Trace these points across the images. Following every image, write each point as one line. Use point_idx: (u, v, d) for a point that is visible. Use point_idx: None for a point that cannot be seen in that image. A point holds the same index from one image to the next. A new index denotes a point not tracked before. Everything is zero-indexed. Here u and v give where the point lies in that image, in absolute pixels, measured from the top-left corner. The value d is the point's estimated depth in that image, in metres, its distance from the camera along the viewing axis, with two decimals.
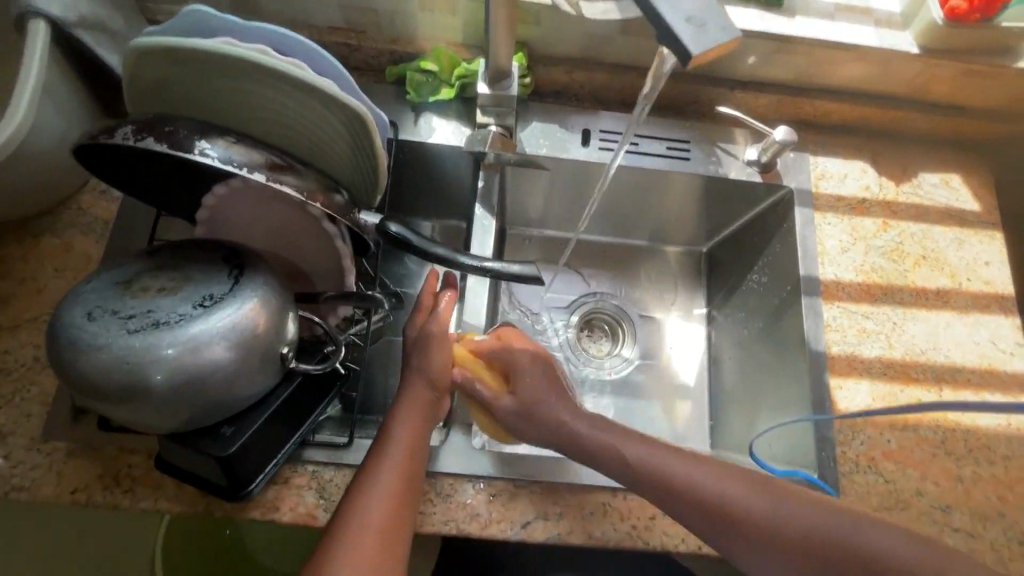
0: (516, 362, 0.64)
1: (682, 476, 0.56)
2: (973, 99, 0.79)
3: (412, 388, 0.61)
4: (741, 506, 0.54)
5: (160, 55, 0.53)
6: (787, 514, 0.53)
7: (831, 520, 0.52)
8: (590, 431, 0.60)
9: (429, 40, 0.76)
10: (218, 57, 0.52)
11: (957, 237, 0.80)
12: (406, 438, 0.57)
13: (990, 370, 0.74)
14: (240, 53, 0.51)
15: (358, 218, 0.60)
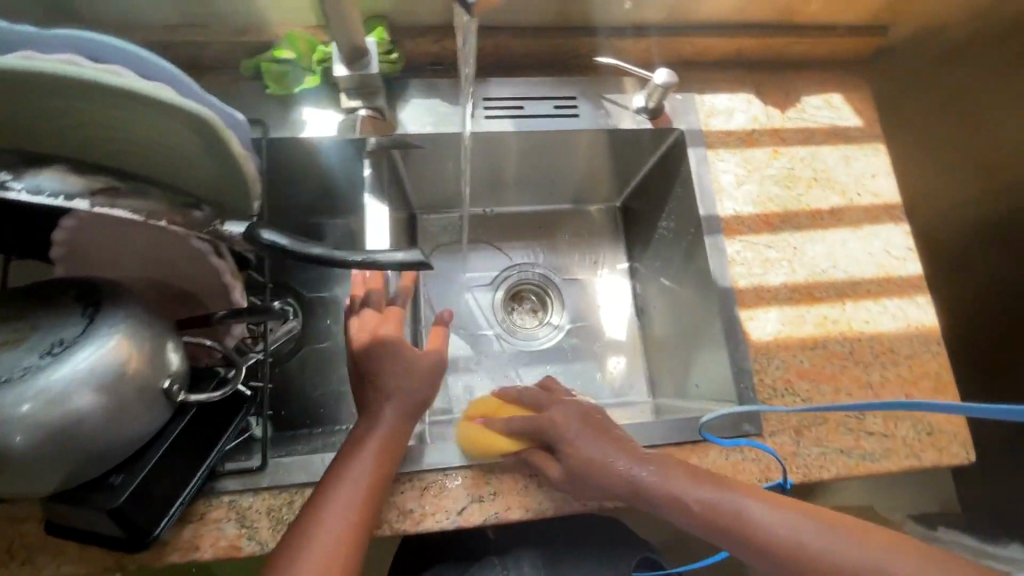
0: (555, 422, 0.63)
1: (664, 483, 0.58)
2: (838, 17, 0.80)
3: (399, 403, 0.61)
4: (715, 505, 0.55)
5: None
6: (758, 511, 0.54)
7: (797, 517, 0.53)
8: (654, 479, 0.58)
9: (281, 26, 0.71)
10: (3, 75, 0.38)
11: (844, 155, 0.82)
12: (373, 457, 0.57)
13: (886, 277, 0.77)
14: (36, 64, 0.38)
15: (223, 229, 0.56)
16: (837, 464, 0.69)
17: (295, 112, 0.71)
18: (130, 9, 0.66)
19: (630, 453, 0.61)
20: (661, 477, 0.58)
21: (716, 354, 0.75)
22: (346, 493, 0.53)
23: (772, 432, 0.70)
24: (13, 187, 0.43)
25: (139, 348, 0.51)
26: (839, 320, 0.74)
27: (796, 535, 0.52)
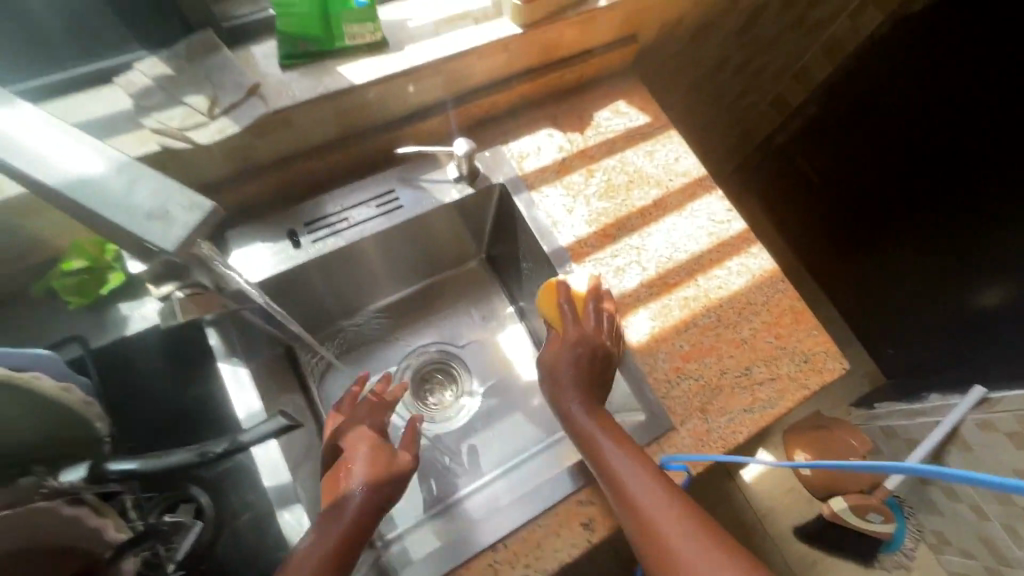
0: (574, 341, 0.72)
1: (624, 477, 0.58)
2: (593, 41, 0.88)
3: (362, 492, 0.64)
4: (630, 496, 0.56)
5: None
6: (670, 527, 0.52)
7: (703, 537, 0.51)
8: (627, 469, 0.59)
9: (61, 236, 0.66)
10: None
11: (646, 151, 0.90)
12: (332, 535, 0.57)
13: (720, 242, 0.85)
14: None
15: (59, 480, 0.52)
16: (747, 424, 0.74)
17: (114, 313, 0.68)
18: None
19: (589, 395, 0.69)
20: (627, 474, 0.58)
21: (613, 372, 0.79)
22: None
23: (683, 421, 0.74)
24: None
25: None
26: (699, 296, 0.81)
27: (683, 556, 0.50)
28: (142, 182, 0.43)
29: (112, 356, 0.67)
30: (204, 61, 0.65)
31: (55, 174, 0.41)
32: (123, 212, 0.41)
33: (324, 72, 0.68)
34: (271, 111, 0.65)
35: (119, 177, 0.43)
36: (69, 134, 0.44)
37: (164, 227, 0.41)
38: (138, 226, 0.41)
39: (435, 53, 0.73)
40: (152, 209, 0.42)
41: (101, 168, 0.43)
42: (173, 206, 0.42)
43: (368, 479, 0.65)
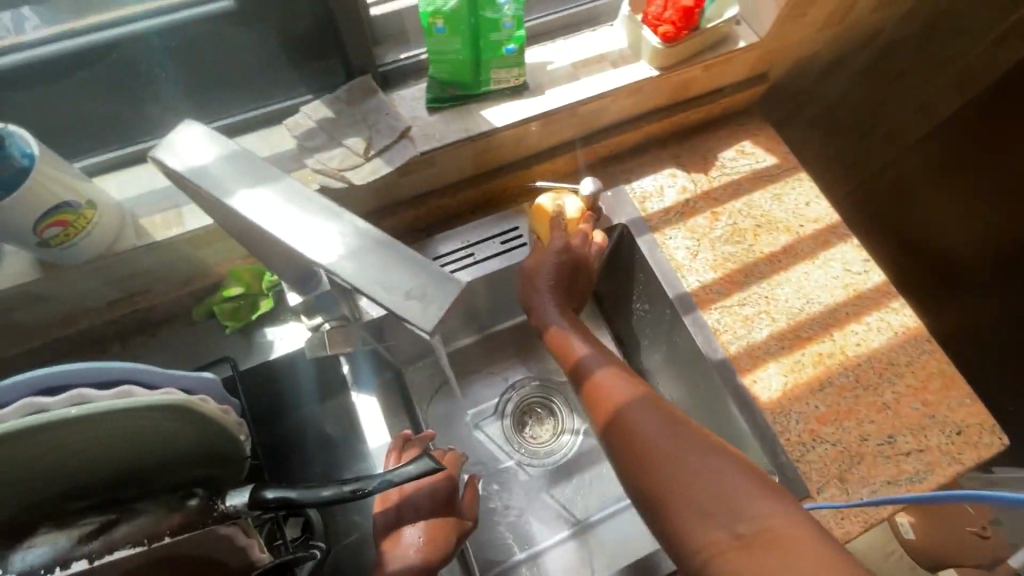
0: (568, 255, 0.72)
1: (627, 410, 0.60)
2: (724, 80, 0.86)
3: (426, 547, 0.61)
4: (629, 424, 0.58)
5: None
6: (672, 446, 0.55)
7: (711, 452, 0.54)
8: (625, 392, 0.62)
9: (223, 264, 0.71)
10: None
11: (775, 194, 0.86)
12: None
13: (857, 295, 0.80)
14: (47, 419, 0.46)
15: (224, 508, 0.55)
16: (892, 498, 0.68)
17: (259, 338, 0.73)
18: (68, 306, 0.65)
19: (564, 303, 0.74)
20: (628, 402, 0.61)
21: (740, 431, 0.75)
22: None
23: (820, 489, 0.69)
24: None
25: None
26: (834, 352, 0.76)
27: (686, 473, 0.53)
28: (396, 252, 0.37)
29: (258, 378, 0.72)
30: (361, 104, 0.68)
31: (311, 242, 0.36)
32: (379, 286, 0.35)
33: (468, 114, 0.70)
34: (419, 153, 0.67)
35: (370, 247, 0.37)
36: (313, 199, 0.38)
37: (423, 303, 0.35)
38: (396, 303, 0.35)
39: (571, 96, 0.74)
40: (409, 284, 0.36)
41: (349, 238, 0.37)
42: (425, 280, 0.36)
43: (426, 545, 0.61)
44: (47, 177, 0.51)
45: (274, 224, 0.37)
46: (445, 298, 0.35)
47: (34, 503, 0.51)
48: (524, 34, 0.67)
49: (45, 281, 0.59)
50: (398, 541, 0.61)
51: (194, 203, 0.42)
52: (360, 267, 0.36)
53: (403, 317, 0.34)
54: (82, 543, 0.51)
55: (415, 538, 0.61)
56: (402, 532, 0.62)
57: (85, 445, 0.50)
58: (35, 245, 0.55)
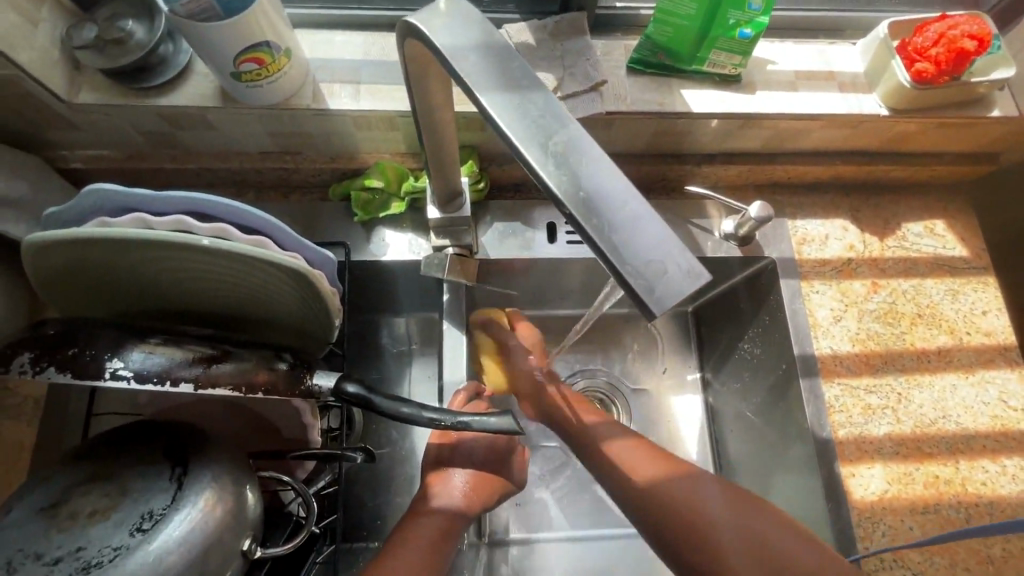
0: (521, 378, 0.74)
1: (662, 485, 0.58)
2: (947, 146, 0.75)
3: (458, 503, 0.60)
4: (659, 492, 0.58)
5: (91, 248, 0.48)
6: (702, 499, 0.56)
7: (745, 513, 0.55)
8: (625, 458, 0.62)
9: (372, 153, 0.71)
10: (163, 247, 0.48)
11: (951, 288, 0.76)
12: (417, 550, 0.55)
13: (1003, 432, 0.70)
14: (211, 244, 0.48)
15: (311, 384, 0.54)
16: None
17: (377, 236, 0.72)
18: (228, 141, 0.67)
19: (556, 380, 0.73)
20: (664, 480, 0.58)
21: (815, 516, 0.69)
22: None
23: None
24: (123, 374, 0.45)
25: (223, 501, 0.51)
26: (953, 482, 0.67)
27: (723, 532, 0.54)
28: (640, 203, 0.27)
29: (366, 271, 0.72)
30: (565, 42, 0.64)
31: (544, 161, 0.28)
32: (610, 238, 0.27)
33: (667, 89, 0.65)
34: (604, 111, 0.63)
35: (611, 186, 0.28)
36: (556, 109, 0.30)
37: (660, 282, 0.26)
38: (626, 268, 0.26)
39: (783, 106, 0.66)
40: (653, 249, 0.26)
41: (586, 166, 0.28)
42: (675, 259, 0.26)
43: (469, 497, 0.61)
44: (263, 14, 0.50)
45: (502, 126, 0.30)
46: (690, 288, 0.26)
47: (157, 299, 0.55)
48: (766, 21, 0.60)
49: (222, 111, 0.61)
50: (443, 484, 0.62)
51: (410, 94, 0.44)
52: (594, 209, 0.27)
53: (630, 290, 0.25)
54: (193, 365, 0.47)
55: (458, 487, 0.62)
56: (447, 479, 0.62)
57: (210, 274, 0.52)
58: (227, 74, 0.55)
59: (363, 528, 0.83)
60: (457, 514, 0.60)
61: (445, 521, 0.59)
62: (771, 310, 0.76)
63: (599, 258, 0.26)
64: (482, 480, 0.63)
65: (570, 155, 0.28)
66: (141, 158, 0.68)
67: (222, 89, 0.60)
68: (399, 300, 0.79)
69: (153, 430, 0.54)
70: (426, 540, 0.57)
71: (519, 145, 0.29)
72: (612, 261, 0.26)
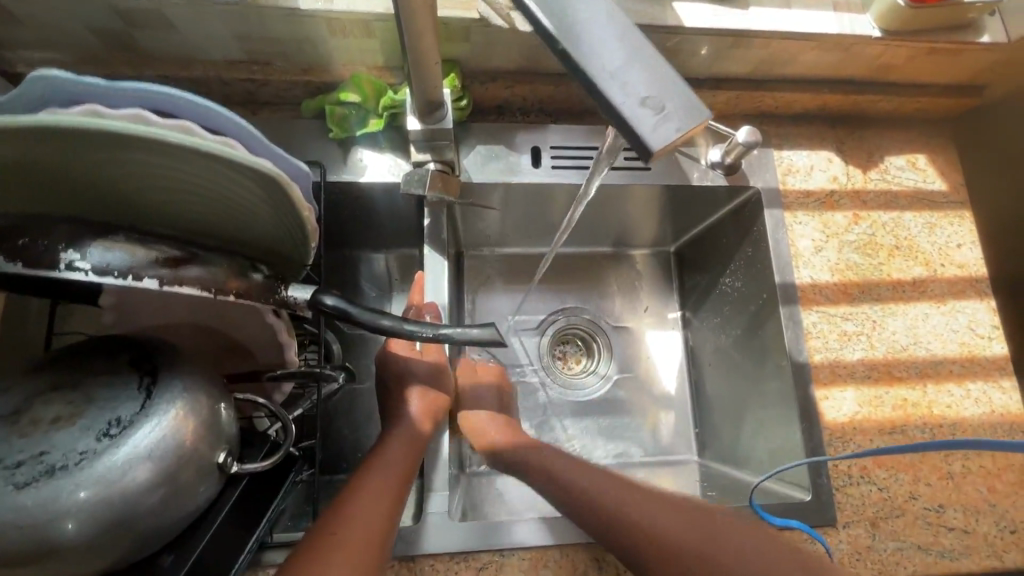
0: None
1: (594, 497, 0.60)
2: (934, 76, 0.75)
3: (408, 429, 0.65)
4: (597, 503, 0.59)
5: (30, 141, 0.42)
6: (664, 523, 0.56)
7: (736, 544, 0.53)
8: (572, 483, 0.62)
9: (347, 66, 0.67)
10: (120, 140, 0.43)
11: (929, 222, 0.77)
12: (395, 468, 0.60)
13: (969, 358, 0.72)
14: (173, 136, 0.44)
15: (286, 296, 0.53)
16: (915, 562, 0.64)
17: (354, 155, 0.68)
18: (191, 45, 0.62)
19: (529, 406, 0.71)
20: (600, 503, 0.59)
21: (788, 439, 0.71)
22: (364, 503, 0.55)
23: (846, 523, 0.65)
24: (80, 267, 0.42)
25: (196, 413, 0.49)
26: (920, 404, 0.70)
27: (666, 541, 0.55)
28: (637, 49, 0.28)
29: (344, 194, 0.70)
30: None
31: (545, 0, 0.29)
32: (610, 84, 0.28)
33: (658, 2, 0.63)
34: None
35: (612, 37, 0.29)
36: None
37: (659, 121, 0.27)
38: (625, 109, 0.27)
39: (775, 24, 0.64)
40: (650, 91, 0.28)
41: (584, 18, 0.29)
42: (679, 95, 0.28)
43: (422, 416, 0.67)
44: None
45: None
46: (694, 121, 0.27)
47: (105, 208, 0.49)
48: None
49: (182, 8, 0.56)
50: (399, 405, 0.68)
51: None
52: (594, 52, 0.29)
53: (632, 127, 0.26)
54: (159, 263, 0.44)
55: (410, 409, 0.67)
56: (403, 402, 0.68)
57: (180, 178, 0.48)
58: None
59: (343, 462, 0.82)
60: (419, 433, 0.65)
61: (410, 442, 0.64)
62: (753, 242, 0.77)
63: (605, 97, 0.28)
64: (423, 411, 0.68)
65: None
66: (95, 64, 0.63)
67: None
68: (379, 231, 0.77)
69: (118, 341, 0.51)
70: (401, 455, 0.62)
71: None
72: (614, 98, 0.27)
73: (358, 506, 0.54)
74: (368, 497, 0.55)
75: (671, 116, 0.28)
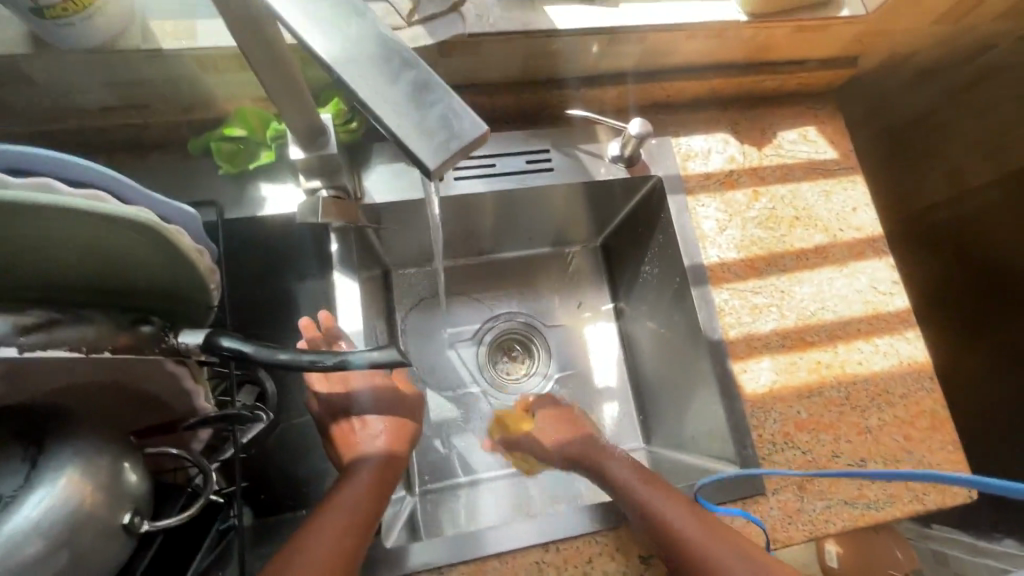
0: None
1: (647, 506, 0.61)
2: (810, 52, 0.79)
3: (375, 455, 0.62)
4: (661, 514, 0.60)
5: None
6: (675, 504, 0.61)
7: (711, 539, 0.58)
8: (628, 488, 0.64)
9: (230, 100, 0.66)
10: None
11: (824, 189, 0.80)
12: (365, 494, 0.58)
13: (874, 315, 0.76)
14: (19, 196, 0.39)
15: (176, 343, 0.52)
16: (843, 517, 0.67)
17: (251, 189, 0.67)
18: (57, 96, 0.60)
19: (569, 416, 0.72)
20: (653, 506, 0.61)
21: (715, 417, 0.73)
22: (341, 514, 0.55)
23: (775, 490, 0.67)
24: None
25: (92, 475, 0.47)
26: (833, 365, 0.73)
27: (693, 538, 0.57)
28: (412, 72, 0.29)
29: (244, 231, 0.68)
30: None
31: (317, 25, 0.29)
32: (383, 104, 0.28)
33: (530, 7, 0.64)
34: (467, 34, 0.61)
35: (386, 58, 0.29)
36: None
37: (433, 142, 0.27)
38: (399, 132, 0.27)
39: (646, 18, 0.67)
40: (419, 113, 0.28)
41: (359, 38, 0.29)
42: (445, 111, 0.27)
43: (390, 441, 0.65)
44: None
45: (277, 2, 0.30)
46: (466, 138, 0.27)
47: None
48: None
49: (37, 61, 0.55)
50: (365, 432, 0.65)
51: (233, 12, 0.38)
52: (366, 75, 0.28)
53: (405, 145, 0.27)
54: (25, 330, 0.43)
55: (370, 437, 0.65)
56: (368, 428, 0.65)
57: (51, 235, 0.43)
58: (26, 10, 0.49)
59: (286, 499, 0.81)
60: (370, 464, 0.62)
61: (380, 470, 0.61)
62: (663, 228, 0.79)
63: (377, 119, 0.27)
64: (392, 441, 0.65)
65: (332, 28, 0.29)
66: None
67: (31, 33, 0.54)
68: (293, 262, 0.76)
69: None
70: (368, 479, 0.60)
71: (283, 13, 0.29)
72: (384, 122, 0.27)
73: (333, 518, 0.54)
74: (331, 519, 0.54)
75: (445, 131, 0.28)
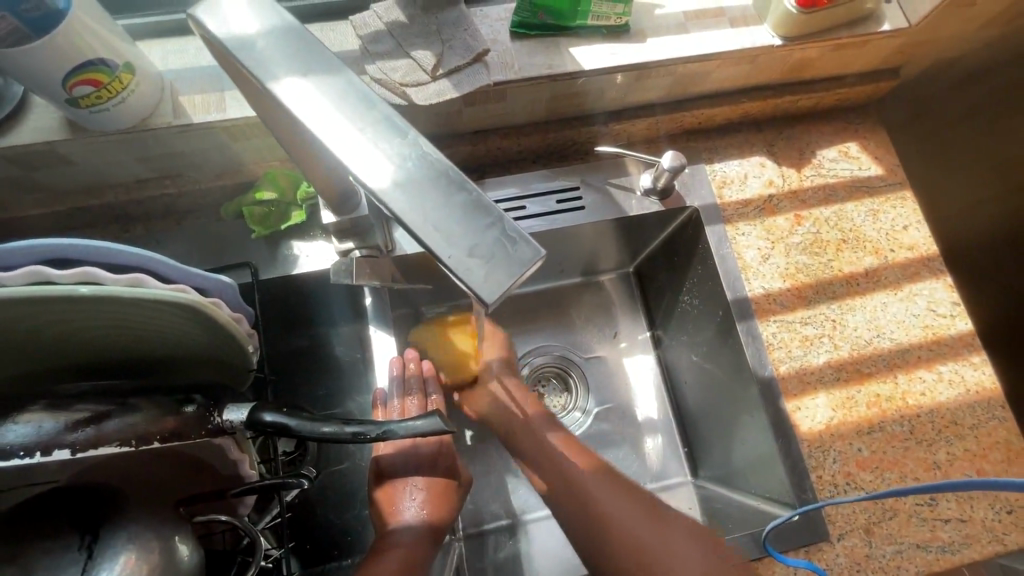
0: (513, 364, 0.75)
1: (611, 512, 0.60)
2: (847, 67, 0.75)
3: (416, 528, 0.62)
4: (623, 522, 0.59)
5: None
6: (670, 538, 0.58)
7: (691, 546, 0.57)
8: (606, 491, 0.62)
9: (259, 163, 0.67)
10: (8, 309, 0.38)
11: (871, 209, 0.76)
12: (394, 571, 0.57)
13: (935, 340, 0.71)
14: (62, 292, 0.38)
15: (221, 422, 0.50)
16: (917, 562, 0.63)
17: (284, 249, 0.67)
18: (96, 172, 0.61)
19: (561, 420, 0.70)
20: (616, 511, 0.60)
21: (768, 455, 0.69)
22: None
23: (840, 535, 0.64)
24: None
25: (149, 559, 0.46)
26: (894, 397, 0.69)
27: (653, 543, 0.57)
28: (463, 194, 0.28)
29: (279, 289, 0.68)
30: (438, 14, 0.60)
31: (370, 147, 0.29)
32: (435, 234, 0.27)
33: (555, 50, 0.63)
34: (492, 83, 0.60)
35: (437, 179, 0.29)
36: (359, 88, 0.31)
37: (490, 272, 0.27)
38: (454, 261, 0.27)
39: (675, 51, 0.65)
40: (474, 242, 0.27)
41: (409, 160, 0.29)
42: (498, 236, 0.27)
43: (428, 509, 0.64)
44: (85, 28, 0.45)
45: (324, 123, 0.30)
46: (525, 266, 0.27)
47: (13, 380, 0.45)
48: None
49: (74, 144, 0.56)
50: (403, 499, 0.64)
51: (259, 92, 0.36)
52: (423, 196, 0.28)
53: (465, 280, 0.26)
54: (75, 429, 0.45)
55: (412, 506, 0.64)
56: (406, 498, 0.64)
57: (96, 322, 0.42)
58: (63, 101, 0.49)
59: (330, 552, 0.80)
60: (415, 528, 0.61)
61: (417, 541, 0.60)
62: (701, 259, 0.76)
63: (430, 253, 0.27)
64: (432, 512, 0.64)
65: (376, 147, 0.29)
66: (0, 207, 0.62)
67: (68, 119, 0.55)
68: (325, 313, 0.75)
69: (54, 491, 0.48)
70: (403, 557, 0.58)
71: (323, 136, 0.30)
72: (438, 253, 0.27)
73: None
74: None
75: (502, 255, 0.27)
